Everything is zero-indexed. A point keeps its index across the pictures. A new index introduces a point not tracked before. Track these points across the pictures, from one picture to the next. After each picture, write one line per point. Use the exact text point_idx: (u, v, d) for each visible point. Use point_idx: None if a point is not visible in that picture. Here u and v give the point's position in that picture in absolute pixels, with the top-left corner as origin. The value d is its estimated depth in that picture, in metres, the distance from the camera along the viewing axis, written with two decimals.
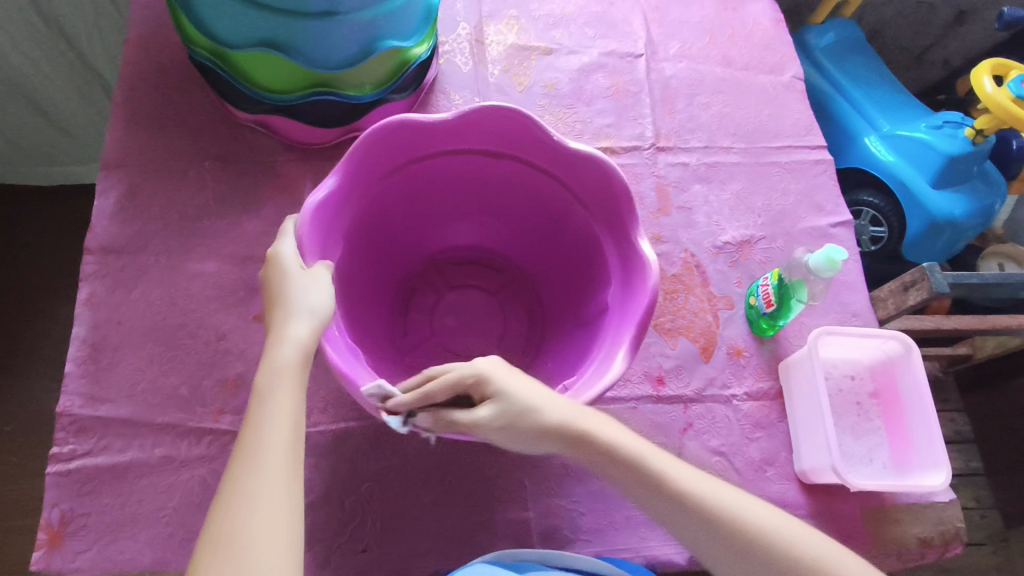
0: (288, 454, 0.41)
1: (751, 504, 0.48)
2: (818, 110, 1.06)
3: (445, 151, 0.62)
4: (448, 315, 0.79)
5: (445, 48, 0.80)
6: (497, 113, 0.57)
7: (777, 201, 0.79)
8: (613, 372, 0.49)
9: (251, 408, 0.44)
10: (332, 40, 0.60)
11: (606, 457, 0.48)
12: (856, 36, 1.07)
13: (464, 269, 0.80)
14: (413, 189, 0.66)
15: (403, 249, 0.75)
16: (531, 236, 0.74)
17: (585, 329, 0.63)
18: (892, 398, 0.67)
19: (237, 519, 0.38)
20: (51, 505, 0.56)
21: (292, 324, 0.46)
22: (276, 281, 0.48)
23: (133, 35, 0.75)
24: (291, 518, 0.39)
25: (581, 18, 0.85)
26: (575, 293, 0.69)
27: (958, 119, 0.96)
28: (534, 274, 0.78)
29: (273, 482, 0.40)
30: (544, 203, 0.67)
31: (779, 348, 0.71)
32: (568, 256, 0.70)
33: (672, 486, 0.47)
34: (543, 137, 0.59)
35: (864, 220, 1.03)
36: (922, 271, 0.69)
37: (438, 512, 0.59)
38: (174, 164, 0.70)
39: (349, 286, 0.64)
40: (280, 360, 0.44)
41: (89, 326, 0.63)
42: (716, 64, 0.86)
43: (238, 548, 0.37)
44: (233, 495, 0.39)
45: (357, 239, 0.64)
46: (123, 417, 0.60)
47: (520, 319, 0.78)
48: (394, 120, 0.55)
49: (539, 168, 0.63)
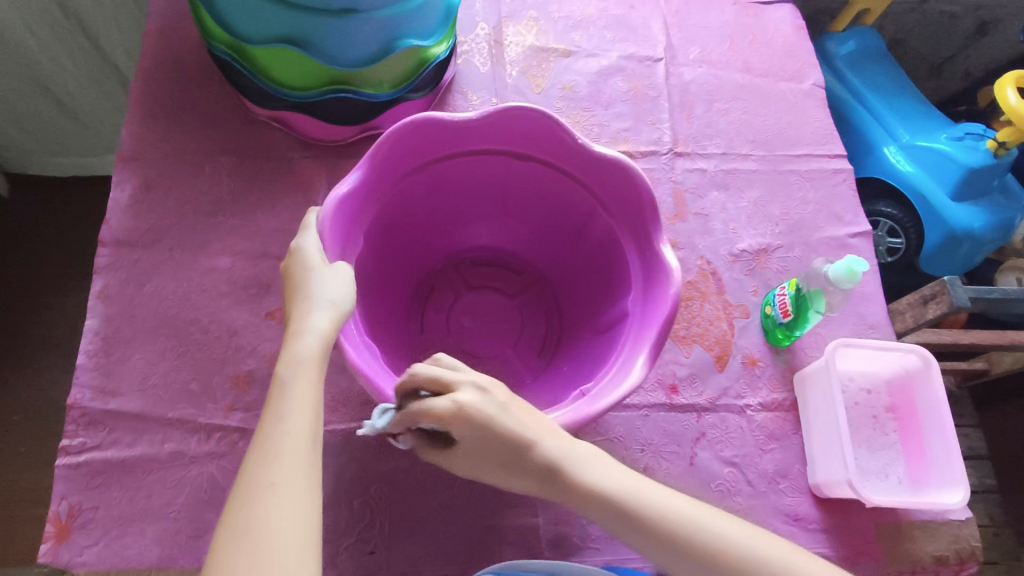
0: (309, 446, 0.41)
1: (743, 531, 0.44)
2: (837, 118, 1.05)
3: (471, 150, 0.62)
4: (465, 316, 0.78)
5: (463, 48, 0.79)
6: (525, 115, 0.57)
7: (796, 209, 0.78)
8: (632, 379, 0.49)
9: (271, 398, 0.43)
10: (352, 38, 0.60)
11: (600, 504, 0.45)
12: (876, 44, 1.05)
13: (483, 270, 0.79)
14: (435, 188, 0.66)
15: (423, 247, 0.75)
16: (551, 239, 0.73)
17: (603, 334, 0.63)
18: (909, 413, 0.66)
19: (258, 508, 0.38)
20: (59, 498, 0.55)
21: (312, 315, 0.45)
22: (298, 274, 0.48)
23: (152, 29, 0.75)
24: (312, 510, 0.39)
25: (601, 21, 0.85)
26: (594, 297, 0.69)
27: (980, 130, 0.95)
28: (554, 279, 0.77)
29: (295, 472, 0.39)
30: (566, 206, 0.67)
31: (794, 358, 0.70)
32: (588, 261, 0.69)
33: (662, 523, 0.44)
34: (571, 142, 0.59)
35: (881, 230, 1.02)
36: (942, 284, 0.68)
37: (446, 516, 0.59)
38: (190, 159, 0.70)
39: (369, 284, 0.64)
40: (301, 349, 0.44)
41: (102, 319, 0.62)
42: (736, 71, 0.85)
43: (259, 538, 0.37)
44: (254, 484, 0.39)
45: (377, 236, 0.64)
46: (133, 411, 0.59)
47: (537, 323, 0.77)
48: (421, 117, 0.55)
49: (564, 171, 0.63)
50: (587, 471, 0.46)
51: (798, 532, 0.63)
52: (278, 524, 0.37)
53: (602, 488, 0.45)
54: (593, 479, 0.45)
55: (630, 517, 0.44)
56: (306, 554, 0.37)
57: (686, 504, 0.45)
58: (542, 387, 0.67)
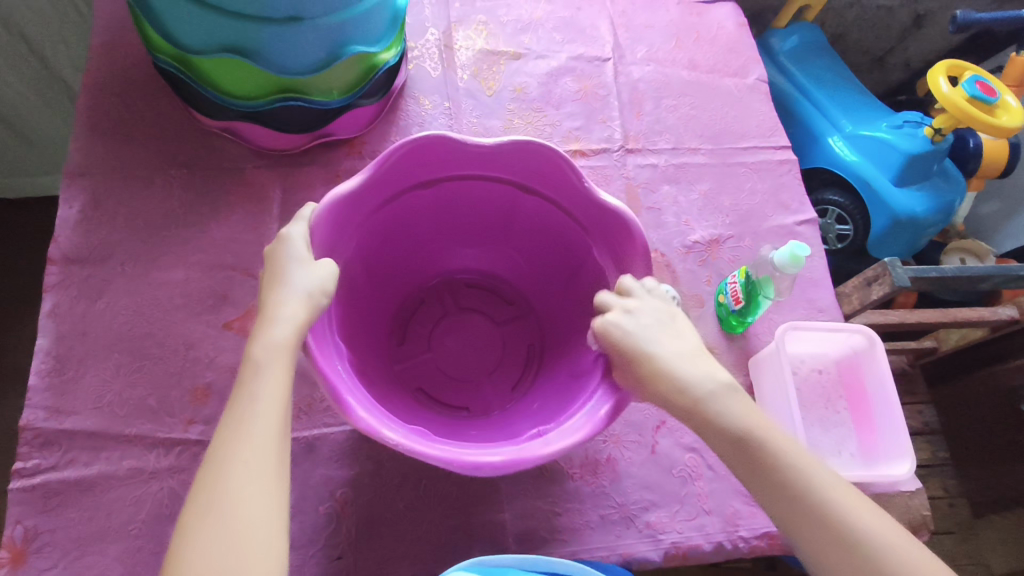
0: (279, 428, 0.42)
1: (870, 515, 0.44)
2: (783, 112, 1.08)
3: (481, 174, 0.62)
4: (449, 336, 0.78)
5: (414, 54, 0.81)
6: (537, 152, 0.57)
7: (745, 200, 0.80)
8: (591, 428, 0.47)
9: (242, 379, 0.43)
10: (296, 45, 0.60)
11: (726, 438, 0.47)
12: (818, 39, 1.09)
13: (478, 294, 0.79)
14: (441, 203, 0.66)
15: (419, 261, 0.75)
16: (547, 272, 0.72)
17: (575, 377, 0.61)
18: (858, 392, 0.68)
19: (229, 481, 0.39)
20: (14, 522, 0.54)
21: (286, 303, 0.46)
22: (278, 261, 0.48)
23: (96, 43, 0.74)
24: (280, 490, 0.40)
25: (549, 23, 0.86)
26: (575, 335, 0.67)
27: (917, 119, 0.99)
28: (543, 319, 0.76)
29: (267, 455, 0.40)
30: (565, 243, 0.66)
31: (748, 345, 0.72)
32: (576, 300, 0.68)
33: (785, 478, 0.45)
34: (579, 185, 0.58)
35: (830, 218, 1.06)
36: (883, 266, 0.70)
37: (413, 517, 0.59)
38: (140, 173, 0.70)
39: (352, 296, 0.64)
40: (275, 337, 0.44)
41: (53, 338, 0.61)
42: (683, 68, 0.87)
43: (229, 510, 0.38)
44: (225, 462, 0.39)
45: (367, 248, 0.64)
46: (89, 429, 0.58)
47: (517, 356, 0.76)
48: (430, 136, 0.55)
49: (567, 210, 0.62)
50: (720, 407, 0.47)
51: (758, 512, 0.63)
52: (248, 497, 0.39)
53: (722, 420, 0.47)
54: (736, 420, 0.47)
55: (762, 466, 0.45)
56: (271, 531, 0.38)
57: (818, 475, 0.45)
58: (501, 421, 0.66)
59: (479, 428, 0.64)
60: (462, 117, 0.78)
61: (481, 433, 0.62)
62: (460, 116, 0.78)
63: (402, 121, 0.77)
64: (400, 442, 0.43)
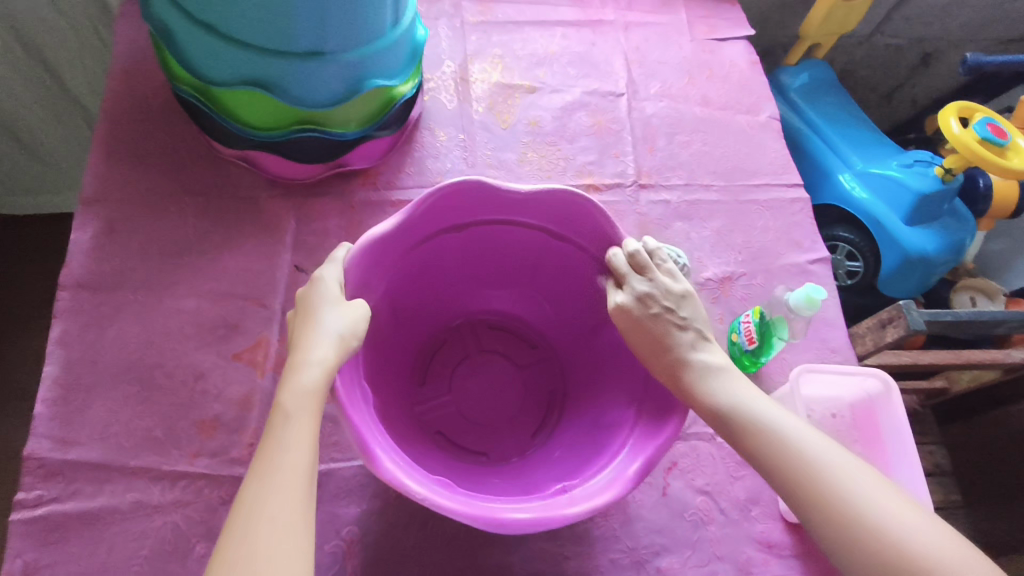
0: (306, 475, 0.41)
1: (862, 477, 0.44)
2: (793, 148, 1.09)
3: (514, 219, 0.61)
4: (471, 379, 0.76)
5: (429, 86, 0.81)
6: (571, 202, 0.57)
7: (757, 237, 0.80)
8: (621, 488, 0.46)
9: (272, 424, 0.43)
10: (315, 79, 0.60)
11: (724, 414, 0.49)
12: (829, 77, 1.10)
13: (499, 337, 0.78)
14: (470, 244, 0.65)
15: (445, 300, 0.74)
16: (570, 317, 0.72)
17: (601, 430, 0.60)
18: (873, 434, 0.67)
19: (255, 537, 0.38)
20: (14, 556, 0.53)
21: (317, 345, 0.45)
22: (311, 301, 0.48)
23: (116, 70, 0.75)
24: (307, 538, 0.39)
25: (564, 58, 0.87)
26: (602, 384, 0.66)
27: (928, 158, 0.99)
28: (567, 364, 0.75)
29: (294, 503, 0.40)
30: (592, 290, 0.66)
31: (761, 385, 0.71)
32: (604, 348, 0.67)
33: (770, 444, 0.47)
34: (610, 235, 0.58)
35: (840, 254, 1.06)
36: (899, 309, 0.70)
37: (420, 557, 0.58)
38: (154, 200, 0.70)
39: (375, 335, 0.63)
40: (305, 382, 0.44)
41: (61, 366, 0.61)
42: (695, 104, 0.88)
43: (254, 568, 0.37)
44: (252, 511, 0.39)
45: (393, 288, 0.63)
46: (94, 460, 0.58)
47: (539, 402, 0.75)
48: (466, 182, 0.55)
49: (598, 259, 0.62)
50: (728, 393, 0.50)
51: (771, 559, 0.62)
52: (274, 553, 0.37)
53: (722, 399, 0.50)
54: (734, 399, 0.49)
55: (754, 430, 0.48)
56: None
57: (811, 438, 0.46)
58: (524, 470, 0.64)
59: (500, 476, 0.63)
60: (477, 150, 0.78)
61: (503, 483, 0.60)
62: (475, 149, 0.78)
63: (417, 152, 0.77)
64: (425, 495, 0.42)
